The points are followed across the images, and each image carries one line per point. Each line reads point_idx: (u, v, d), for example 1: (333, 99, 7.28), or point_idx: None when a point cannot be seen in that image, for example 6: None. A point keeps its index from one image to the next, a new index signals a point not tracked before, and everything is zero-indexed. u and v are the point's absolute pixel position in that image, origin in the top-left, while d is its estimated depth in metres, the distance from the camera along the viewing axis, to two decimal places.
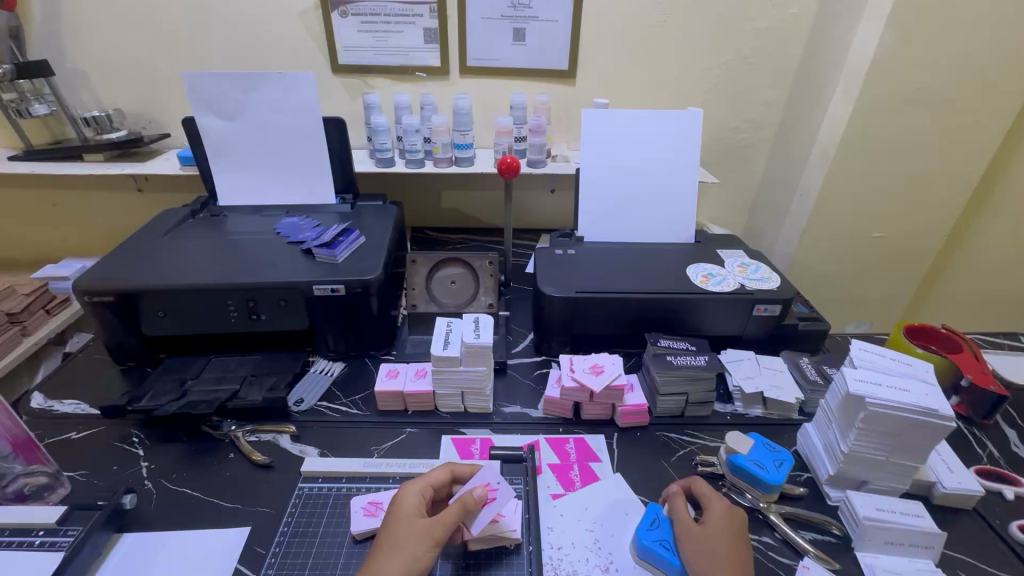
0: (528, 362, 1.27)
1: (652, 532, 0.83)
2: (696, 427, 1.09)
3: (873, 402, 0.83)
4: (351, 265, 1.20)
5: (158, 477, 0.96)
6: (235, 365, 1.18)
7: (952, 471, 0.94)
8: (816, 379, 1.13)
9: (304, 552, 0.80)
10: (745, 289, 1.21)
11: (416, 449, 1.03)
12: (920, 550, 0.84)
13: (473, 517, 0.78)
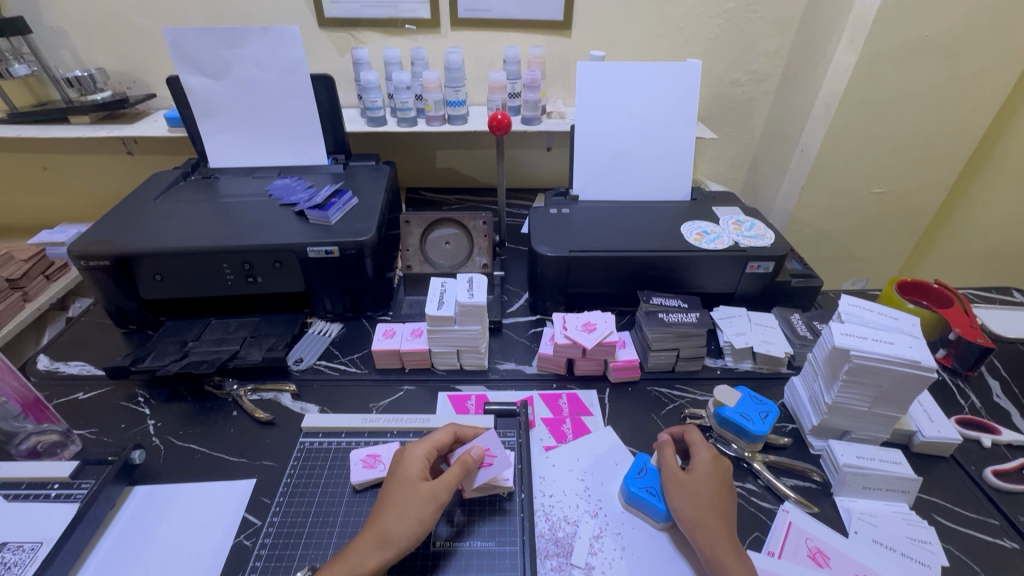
0: (523, 321, 1.29)
1: (640, 480, 0.86)
2: (687, 381, 1.12)
3: (859, 355, 0.84)
4: (345, 227, 1.20)
5: (165, 434, 0.99)
6: (235, 327, 1.20)
7: (933, 421, 0.97)
8: (806, 334, 1.15)
9: (307, 500, 0.84)
10: (739, 247, 1.21)
11: (413, 405, 1.06)
12: (895, 494, 0.88)
13: (473, 477, 0.81)
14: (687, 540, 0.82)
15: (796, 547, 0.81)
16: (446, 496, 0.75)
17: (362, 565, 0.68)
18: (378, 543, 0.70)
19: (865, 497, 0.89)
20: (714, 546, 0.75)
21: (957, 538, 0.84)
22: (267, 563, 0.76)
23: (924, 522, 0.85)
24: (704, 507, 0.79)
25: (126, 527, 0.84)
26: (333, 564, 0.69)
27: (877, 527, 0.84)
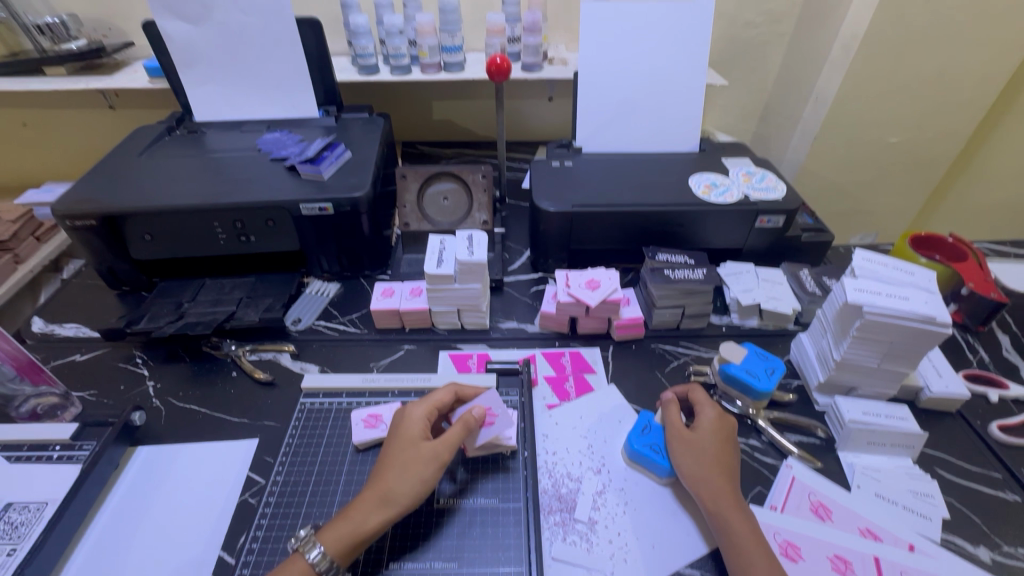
0: (525, 280, 1.26)
1: (643, 438, 0.86)
2: (691, 339, 1.10)
3: (871, 311, 0.82)
4: (338, 182, 1.15)
5: (166, 395, 0.99)
6: (230, 288, 1.17)
7: (942, 377, 0.96)
8: (815, 290, 1.12)
9: (310, 460, 0.84)
10: (749, 200, 1.16)
11: (414, 364, 1.05)
12: (900, 449, 0.88)
13: (475, 436, 0.81)
14: (690, 496, 0.82)
15: (798, 501, 0.81)
16: (448, 457, 0.74)
17: (364, 524, 0.68)
18: (380, 502, 0.70)
19: (869, 452, 0.89)
20: (718, 502, 0.75)
21: (958, 491, 0.85)
22: (272, 520, 0.76)
23: (927, 476, 0.85)
24: (708, 464, 0.78)
25: (131, 486, 0.84)
26: (335, 522, 0.68)
27: (880, 482, 0.84)
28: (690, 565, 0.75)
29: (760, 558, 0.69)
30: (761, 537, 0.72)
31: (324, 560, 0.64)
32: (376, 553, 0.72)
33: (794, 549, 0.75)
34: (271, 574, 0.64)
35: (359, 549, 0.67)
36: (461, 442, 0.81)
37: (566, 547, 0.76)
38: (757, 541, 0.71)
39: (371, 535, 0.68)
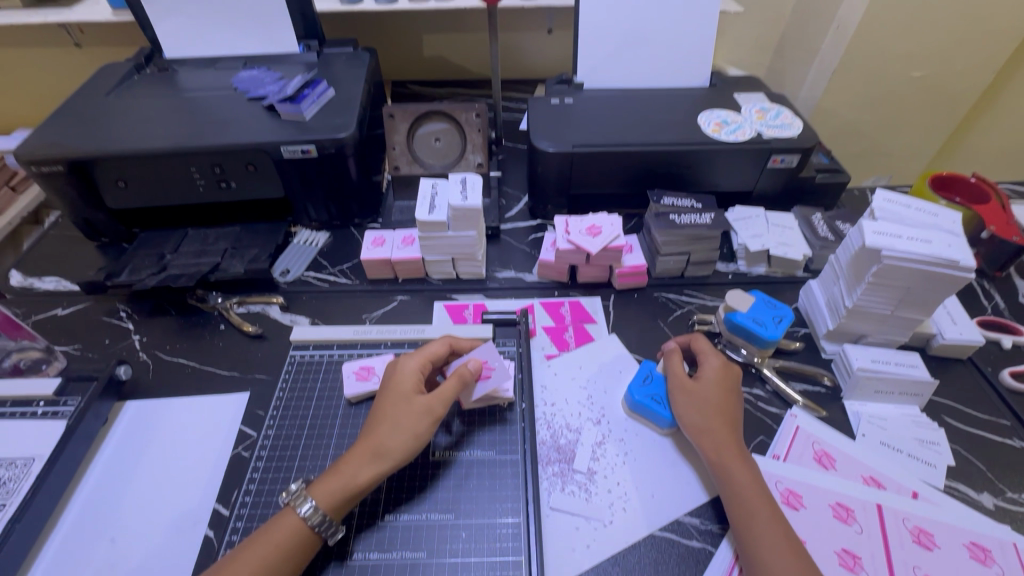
0: (523, 227, 1.20)
1: (645, 388, 0.83)
2: (696, 287, 1.06)
3: (890, 255, 0.77)
4: (321, 123, 1.07)
5: (152, 349, 0.96)
6: (214, 238, 1.12)
7: (956, 323, 0.92)
8: (827, 235, 1.06)
9: (301, 414, 0.82)
10: (762, 138, 1.08)
11: (408, 316, 1.02)
12: (908, 397, 0.85)
13: (471, 390, 0.78)
14: (691, 446, 0.80)
15: (801, 450, 0.80)
16: (443, 411, 0.72)
17: (356, 477, 0.66)
18: (372, 456, 0.68)
19: (876, 400, 0.87)
20: (720, 452, 0.73)
21: (965, 438, 0.83)
22: (264, 474, 0.75)
23: (933, 425, 0.83)
24: (710, 414, 0.76)
25: (121, 442, 0.83)
26: (326, 476, 0.66)
27: (885, 430, 0.82)
28: (689, 513, 0.74)
29: (762, 506, 0.68)
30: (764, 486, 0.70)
31: (316, 514, 0.63)
32: (371, 505, 0.71)
33: (795, 497, 0.74)
34: (263, 528, 0.63)
35: (353, 502, 0.66)
36: (457, 395, 0.79)
37: (565, 497, 0.75)
38: (759, 490, 0.69)
39: (363, 489, 0.66)
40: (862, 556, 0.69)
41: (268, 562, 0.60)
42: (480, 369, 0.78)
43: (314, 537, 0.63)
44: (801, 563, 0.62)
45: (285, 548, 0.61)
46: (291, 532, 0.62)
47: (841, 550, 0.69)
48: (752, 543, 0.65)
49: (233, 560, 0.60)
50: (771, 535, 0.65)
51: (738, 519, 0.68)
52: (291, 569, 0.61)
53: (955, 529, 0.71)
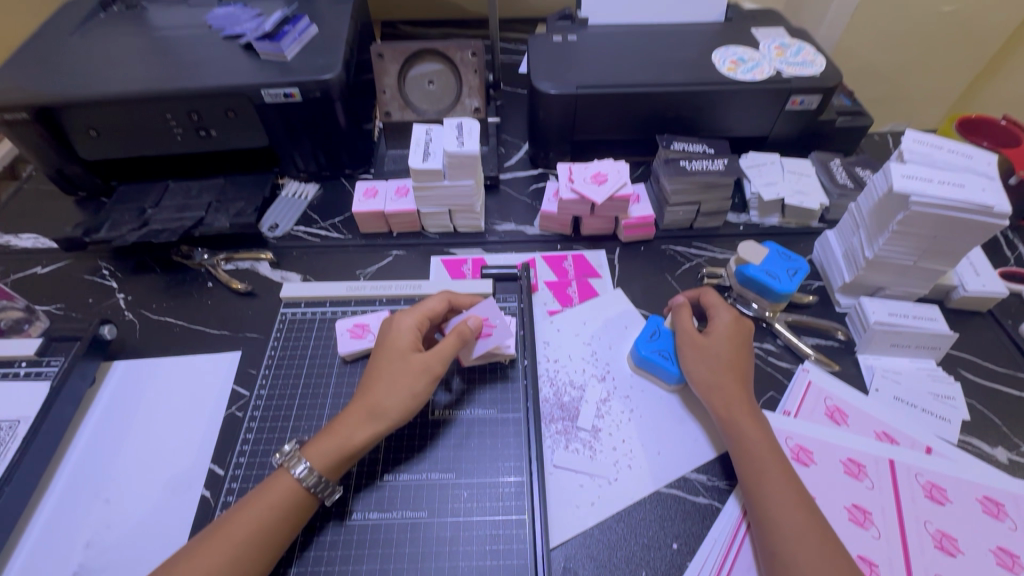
0: (523, 177, 1.13)
1: (652, 343, 0.80)
2: (705, 239, 1.01)
3: (919, 201, 0.71)
4: (304, 63, 0.98)
5: (138, 308, 0.92)
6: (197, 191, 1.05)
7: (978, 274, 0.88)
8: (846, 182, 1.00)
9: (294, 373, 0.79)
10: (782, 77, 1.00)
11: (404, 271, 0.97)
12: (925, 351, 0.82)
13: (471, 348, 0.75)
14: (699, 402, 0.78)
15: (813, 405, 0.77)
16: (442, 371, 0.69)
17: (353, 437, 0.64)
18: (368, 417, 0.65)
19: (890, 354, 0.83)
20: (731, 409, 0.70)
21: (981, 392, 0.80)
22: (259, 434, 0.73)
23: (950, 379, 0.81)
24: (721, 370, 0.73)
25: (111, 403, 0.81)
26: (321, 437, 0.64)
27: (899, 385, 0.80)
28: (696, 470, 0.72)
29: (773, 462, 0.66)
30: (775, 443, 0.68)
31: (312, 475, 0.61)
32: (370, 465, 0.69)
33: (805, 453, 0.72)
34: (257, 490, 0.61)
35: (350, 463, 0.64)
36: (457, 353, 0.75)
37: (568, 454, 0.73)
38: (771, 447, 0.67)
39: (360, 450, 0.64)
40: (872, 511, 0.67)
41: (264, 523, 0.58)
42: (480, 327, 0.74)
43: (311, 498, 0.61)
44: (812, 519, 0.61)
45: (281, 508, 0.59)
46: (287, 493, 0.60)
47: (851, 505, 0.68)
48: (762, 500, 0.63)
49: (228, 522, 0.58)
50: (782, 492, 0.63)
51: (748, 476, 0.66)
52: (288, 530, 0.59)
53: (969, 484, 0.69)
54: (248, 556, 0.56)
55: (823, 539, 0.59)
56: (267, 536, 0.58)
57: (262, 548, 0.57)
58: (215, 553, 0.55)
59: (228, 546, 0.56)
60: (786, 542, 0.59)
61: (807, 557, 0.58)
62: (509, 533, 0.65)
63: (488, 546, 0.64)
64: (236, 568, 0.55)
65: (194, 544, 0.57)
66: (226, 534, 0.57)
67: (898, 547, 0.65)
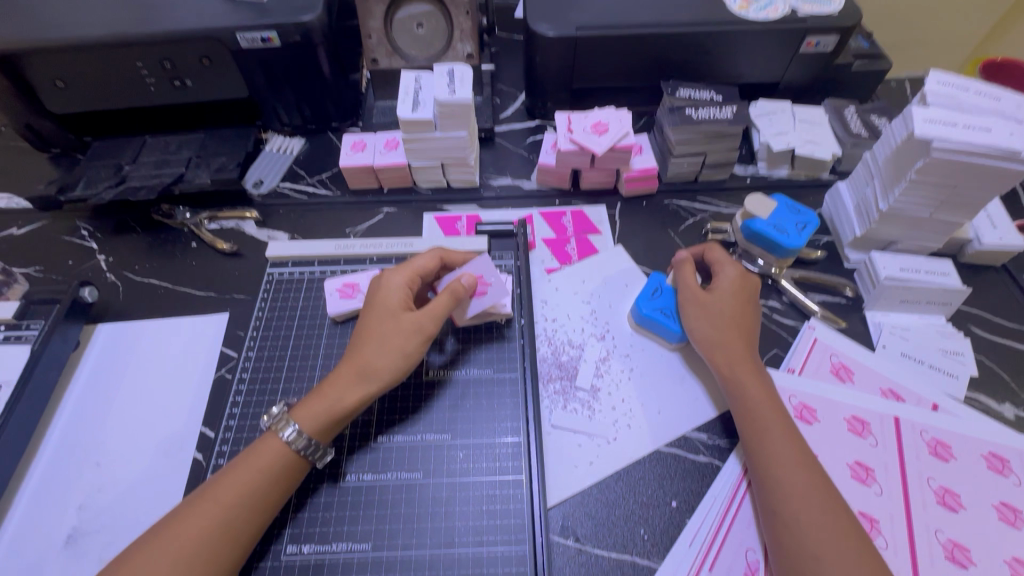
0: (520, 129, 1.07)
1: (653, 301, 0.77)
2: (710, 193, 0.96)
3: (941, 146, 0.67)
4: (281, 4, 0.91)
5: (120, 270, 0.88)
6: (176, 146, 0.99)
7: (996, 227, 0.84)
8: (861, 131, 0.95)
9: (283, 335, 0.76)
10: (797, 16, 0.93)
11: (395, 229, 0.93)
12: (935, 307, 0.79)
13: (465, 308, 0.72)
14: (702, 360, 0.75)
15: (818, 363, 0.75)
16: (434, 330, 0.66)
17: (342, 399, 0.62)
18: (358, 378, 0.63)
19: (899, 311, 0.81)
20: (734, 367, 0.68)
21: (991, 348, 0.78)
22: (248, 397, 0.71)
23: (960, 335, 0.78)
24: (724, 327, 0.70)
25: (97, 367, 0.79)
26: (309, 399, 0.62)
27: (908, 341, 0.77)
28: (697, 429, 0.71)
29: (778, 420, 0.64)
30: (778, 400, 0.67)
31: (301, 438, 0.59)
32: (363, 426, 0.68)
33: (809, 411, 0.70)
34: (245, 452, 0.60)
35: (341, 425, 0.62)
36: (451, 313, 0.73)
37: (567, 414, 0.72)
38: (774, 405, 0.65)
39: (350, 412, 0.62)
40: (875, 469, 0.66)
41: (254, 486, 0.57)
42: (475, 285, 0.70)
43: (303, 460, 0.60)
44: (816, 476, 0.60)
45: (271, 471, 0.58)
46: (276, 456, 0.59)
47: (854, 462, 0.67)
48: (764, 457, 0.62)
49: (216, 485, 0.57)
50: (786, 449, 0.62)
51: (750, 433, 0.64)
52: (280, 491, 0.58)
53: (975, 440, 0.68)
54: (239, 519, 0.55)
55: (826, 495, 0.58)
56: (258, 498, 0.57)
57: (253, 510, 0.56)
58: (204, 517, 0.54)
59: (217, 509, 0.55)
60: (789, 498, 0.58)
61: (810, 514, 0.57)
62: (506, 493, 0.64)
63: (484, 507, 0.63)
64: (226, 531, 0.54)
65: (182, 507, 0.56)
66: (215, 497, 0.55)
67: (899, 503, 0.64)
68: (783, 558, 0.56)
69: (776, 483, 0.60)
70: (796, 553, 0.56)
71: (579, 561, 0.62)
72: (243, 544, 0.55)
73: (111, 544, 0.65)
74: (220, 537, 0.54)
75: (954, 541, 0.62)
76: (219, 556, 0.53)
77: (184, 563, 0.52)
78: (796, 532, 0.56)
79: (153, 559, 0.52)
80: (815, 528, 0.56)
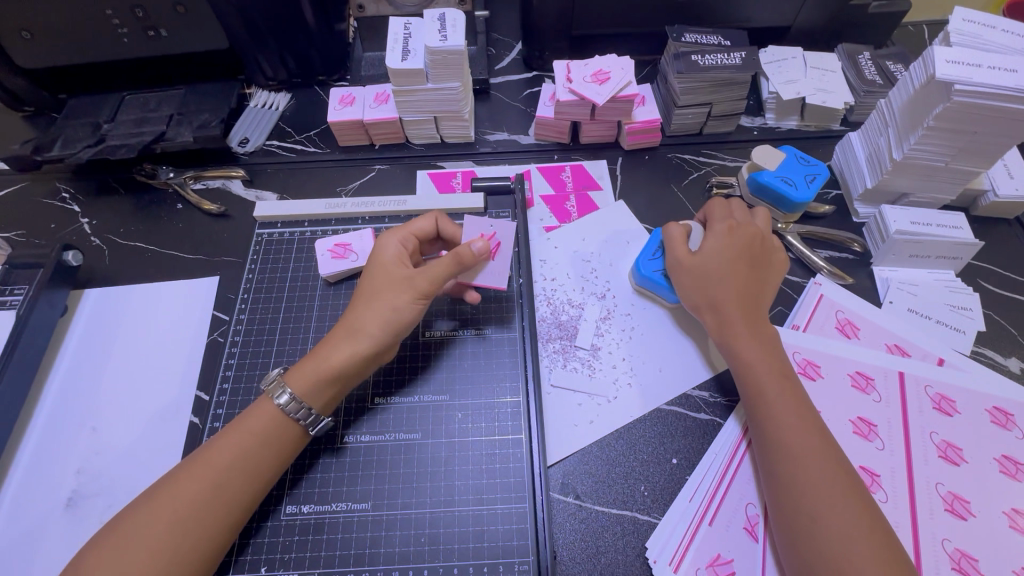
0: (516, 81, 1.02)
1: (653, 263, 0.75)
2: (715, 146, 0.92)
3: (963, 89, 0.63)
4: None
5: (105, 233, 0.86)
6: (156, 103, 0.93)
7: (1012, 178, 0.81)
8: (875, 78, 0.90)
9: (275, 298, 0.74)
10: None
11: (389, 188, 0.90)
12: (945, 262, 0.77)
13: (477, 272, 0.68)
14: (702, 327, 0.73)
15: (823, 319, 0.74)
16: (428, 287, 0.63)
17: (333, 355, 0.60)
18: (348, 335, 0.61)
19: (908, 266, 0.79)
20: (729, 329, 0.66)
21: (999, 303, 0.77)
22: (242, 361, 0.70)
23: (969, 290, 0.76)
24: (716, 295, 0.67)
25: (87, 333, 0.77)
26: (302, 361, 0.61)
27: (915, 297, 0.76)
28: (698, 387, 0.70)
29: (776, 380, 0.62)
30: (780, 358, 0.64)
31: (293, 402, 0.58)
32: (360, 388, 0.67)
33: (813, 368, 0.69)
34: (239, 416, 0.59)
35: (334, 389, 0.60)
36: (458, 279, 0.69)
37: (566, 374, 0.71)
38: (773, 364, 0.63)
39: (342, 371, 0.60)
40: (877, 424, 0.66)
41: (247, 450, 0.56)
42: (489, 249, 0.64)
43: (295, 426, 0.59)
44: (816, 434, 0.58)
45: (264, 435, 0.57)
46: (269, 421, 0.58)
47: (856, 418, 0.66)
48: (765, 420, 0.60)
49: (209, 449, 0.56)
50: (786, 410, 0.60)
51: (750, 397, 0.62)
52: (274, 456, 0.57)
53: (980, 395, 0.67)
54: (233, 483, 0.54)
55: (827, 452, 0.57)
56: (253, 463, 0.56)
57: (247, 474, 0.55)
58: (196, 481, 0.53)
59: (211, 473, 0.54)
60: (789, 460, 0.57)
61: (813, 475, 0.55)
62: (505, 451, 0.64)
63: (484, 466, 0.63)
64: (220, 495, 0.54)
65: (175, 471, 0.55)
66: (208, 462, 0.55)
67: (900, 458, 0.64)
68: (785, 520, 0.56)
69: (777, 446, 0.58)
70: (795, 511, 0.55)
71: (579, 517, 0.62)
72: (240, 508, 0.55)
73: (112, 506, 0.65)
74: (215, 501, 0.53)
75: (954, 494, 0.62)
76: (216, 520, 0.53)
77: (180, 527, 0.51)
78: (797, 494, 0.55)
79: (147, 522, 0.51)
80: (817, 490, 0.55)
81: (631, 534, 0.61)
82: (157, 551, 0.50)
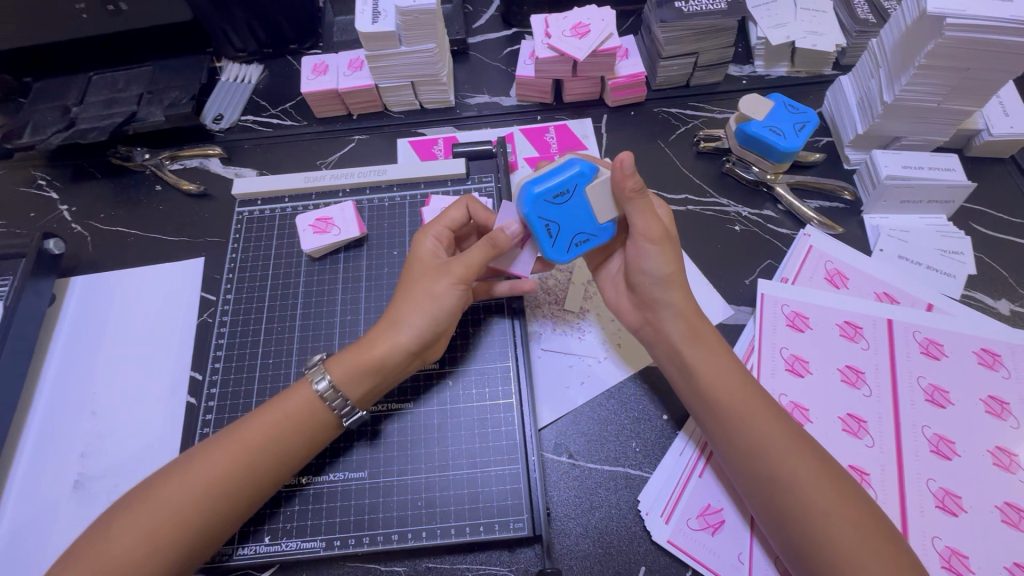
0: (495, 39, 0.98)
1: (548, 211, 0.57)
2: (702, 98, 0.90)
3: (956, 23, 0.61)
4: None
5: (85, 219, 0.85)
6: (124, 82, 0.90)
7: (1007, 116, 0.79)
8: (869, 17, 0.86)
9: (260, 276, 0.74)
10: None
11: (370, 158, 0.88)
12: (936, 206, 0.76)
13: (510, 259, 0.64)
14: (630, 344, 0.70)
15: (812, 270, 0.73)
16: (463, 271, 0.60)
17: (375, 346, 0.59)
18: (389, 326, 0.60)
19: (898, 212, 0.77)
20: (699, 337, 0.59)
21: (990, 244, 0.76)
22: (231, 341, 0.70)
23: (960, 233, 0.75)
24: (681, 280, 0.60)
25: (77, 321, 0.77)
26: (346, 350, 0.60)
27: (905, 243, 0.75)
28: None
29: (742, 382, 0.57)
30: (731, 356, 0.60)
31: (332, 390, 0.58)
32: None
33: (801, 319, 0.70)
34: (279, 397, 0.59)
35: (377, 381, 0.59)
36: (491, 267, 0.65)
37: (555, 339, 0.71)
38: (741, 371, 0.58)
39: (382, 363, 0.59)
40: (865, 371, 0.66)
41: (279, 433, 0.56)
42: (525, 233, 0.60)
43: (331, 416, 0.58)
44: (794, 433, 0.54)
45: (295, 420, 0.57)
46: (307, 406, 0.58)
47: (845, 366, 0.67)
48: (744, 427, 0.55)
49: (244, 427, 0.56)
50: (758, 415, 0.55)
51: (723, 406, 0.56)
52: (304, 443, 0.57)
53: (967, 337, 0.68)
54: (263, 463, 0.55)
55: (812, 453, 0.53)
56: (283, 446, 0.56)
57: (275, 461, 0.56)
58: (230, 458, 0.54)
59: (245, 452, 0.55)
60: (791, 476, 0.52)
61: (809, 481, 0.51)
62: (497, 417, 0.65)
63: (482, 435, 0.64)
64: (249, 478, 0.54)
65: (205, 444, 0.56)
66: (242, 440, 0.55)
67: (888, 403, 0.65)
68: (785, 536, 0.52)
69: (761, 455, 0.53)
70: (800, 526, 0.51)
71: (572, 475, 0.64)
72: (263, 490, 0.55)
73: (118, 487, 0.67)
74: (243, 483, 0.54)
75: (940, 435, 0.63)
76: (239, 498, 0.54)
77: (208, 501, 0.53)
78: (797, 502, 0.51)
79: (179, 491, 0.52)
80: (817, 498, 0.50)
81: (623, 489, 0.62)
82: (188, 521, 0.52)
